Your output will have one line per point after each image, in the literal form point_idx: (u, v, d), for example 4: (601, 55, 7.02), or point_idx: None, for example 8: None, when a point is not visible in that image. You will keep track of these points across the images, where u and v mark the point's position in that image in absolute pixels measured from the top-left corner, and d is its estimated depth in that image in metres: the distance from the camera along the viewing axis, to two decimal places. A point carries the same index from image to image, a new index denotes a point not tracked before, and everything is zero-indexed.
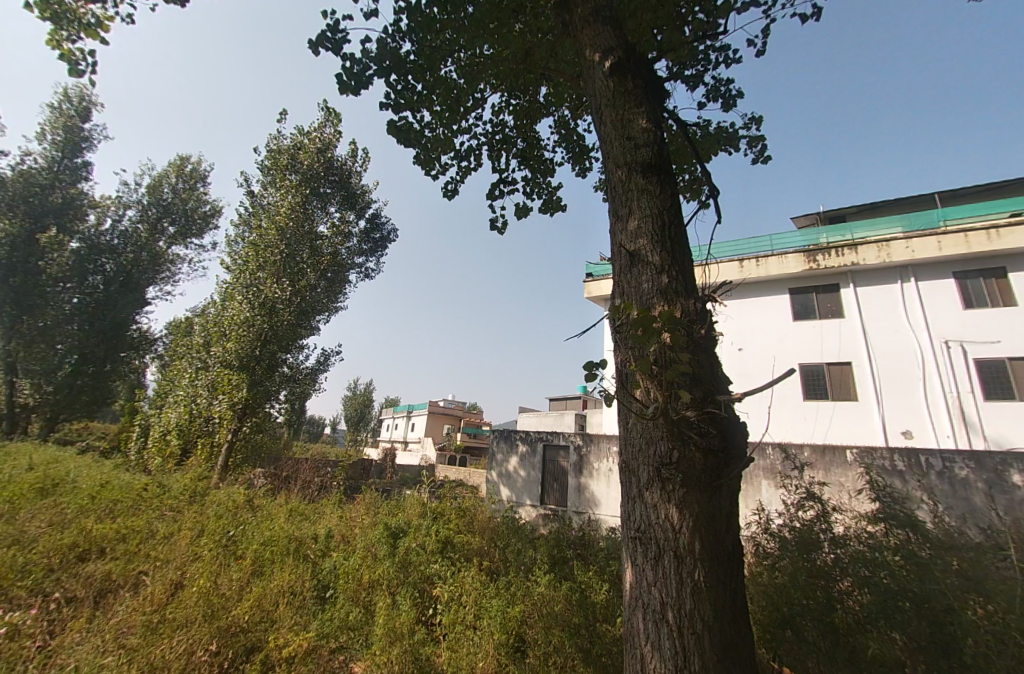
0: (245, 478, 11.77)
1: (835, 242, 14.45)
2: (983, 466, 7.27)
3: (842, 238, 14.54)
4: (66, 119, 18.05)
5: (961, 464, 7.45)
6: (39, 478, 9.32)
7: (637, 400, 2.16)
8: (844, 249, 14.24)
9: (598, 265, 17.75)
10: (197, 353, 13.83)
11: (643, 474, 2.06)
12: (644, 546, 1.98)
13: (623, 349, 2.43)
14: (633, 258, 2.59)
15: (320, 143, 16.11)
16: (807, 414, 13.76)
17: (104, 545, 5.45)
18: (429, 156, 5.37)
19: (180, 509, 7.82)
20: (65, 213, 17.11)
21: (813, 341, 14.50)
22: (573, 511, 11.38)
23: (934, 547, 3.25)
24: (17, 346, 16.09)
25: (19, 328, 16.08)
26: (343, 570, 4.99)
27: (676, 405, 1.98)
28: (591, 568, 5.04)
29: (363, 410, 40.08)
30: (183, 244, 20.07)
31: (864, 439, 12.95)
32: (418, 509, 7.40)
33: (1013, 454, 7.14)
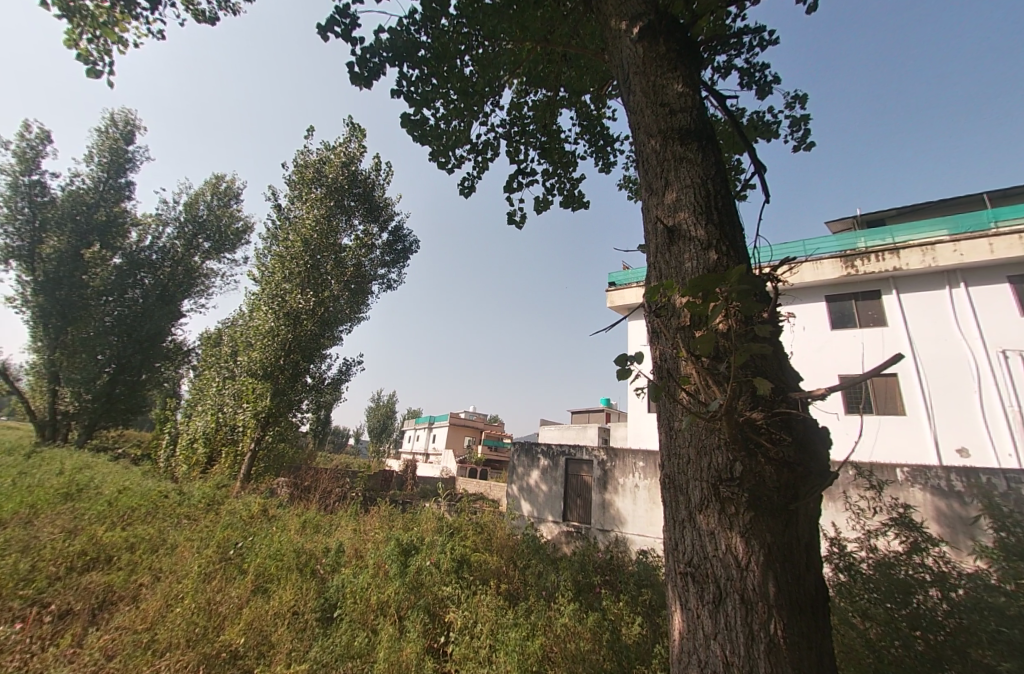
0: (267, 487, 11.67)
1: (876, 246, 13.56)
2: None
3: (882, 242, 13.66)
4: (112, 142, 18.93)
5: None
6: (66, 483, 9.38)
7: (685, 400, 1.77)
8: (886, 253, 13.37)
9: (622, 273, 17.29)
10: (225, 363, 14.06)
11: (695, 493, 1.66)
12: (697, 587, 1.58)
13: (664, 340, 2.06)
14: (673, 233, 2.20)
15: (346, 157, 16.29)
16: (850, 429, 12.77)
17: (114, 553, 5.29)
18: (445, 151, 5.10)
19: (196, 518, 7.66)
20: (108, 230, 17.87)
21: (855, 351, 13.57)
22: (598, 530, 10.80)
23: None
24: (60, 357, 16.69)
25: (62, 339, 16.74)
26: (351, 589, 4.62)
27: (737, 405, 1.58)
28: (621, 599, 4.55)
29: (386, 421, 40.31)
30: (216, 258, 20.63)
31: (916, 457, 11.87)
32: (435, 524, 7.02)
33: None
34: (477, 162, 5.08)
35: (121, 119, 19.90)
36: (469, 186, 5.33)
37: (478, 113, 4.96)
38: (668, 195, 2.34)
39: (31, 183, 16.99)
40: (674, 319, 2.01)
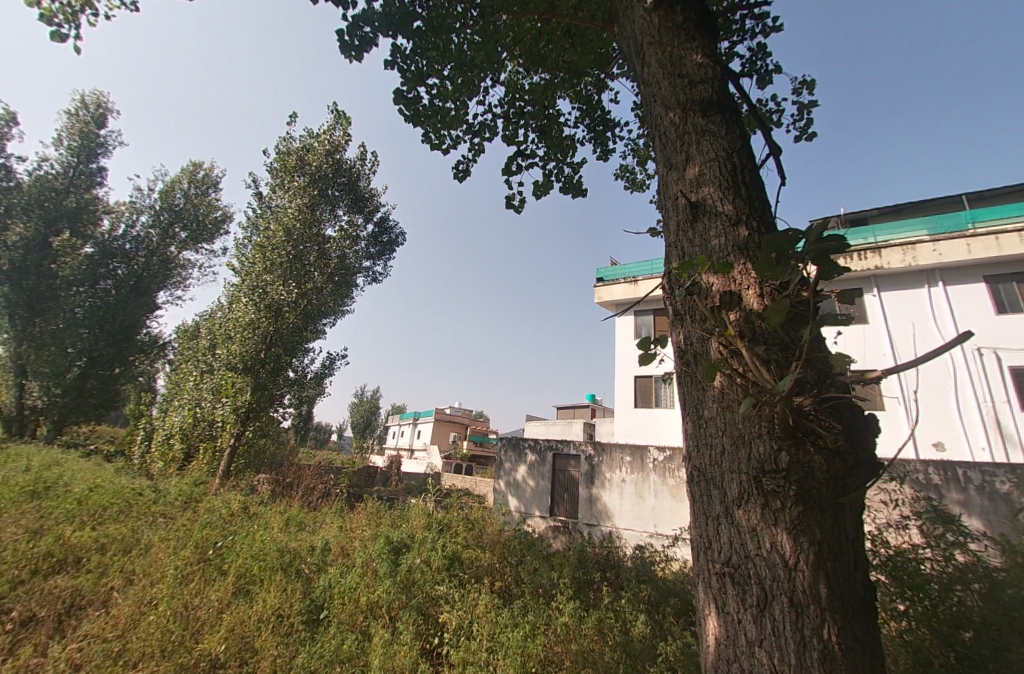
0: (247, 484, 11.31)
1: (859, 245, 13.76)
2: None
3: (865, 241, 13.86)
4: (83, 125, 18.05)
5: (1003, 478, 6.70)
6: (32, 480, 8.91)
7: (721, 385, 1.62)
8: (868, 252, 13.56)
9: (610, 269, 17.26)
10: (203, 357, 13.54)
11: (732, 487, 1.52)
12: (737, 590, 1.45)
13: (691, 321, 1.88)
14: (697, 208, 2.05)
15: (330, 145, 15.80)
16: None
17: (83, 553, 4.98)
18: (440, 133, 4.87)
19: (172, 516, 7.30)
20: (79, 217, 17.04)
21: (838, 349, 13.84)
22: (585, 524, 10.76)
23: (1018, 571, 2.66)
24: (27, 350, 15.88)
25: (29, 331, 15.94)
26: (339, 589, 4.43)
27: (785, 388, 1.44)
28: (617, 595, 4.45)
29: (370, 417, 39.79)
30: (194, 248, 19.89)
31: (894, 451, 12.19)
32: (423, 520, 6.85)
33: None
34: (473, 144, 4.87)
35: (92, 101, 18.96)
36: (464, 170, 5.11)
37: (475, 92, 4.73)
38: (690, 170, 2.20)
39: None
40: (701, 299, 1.85)
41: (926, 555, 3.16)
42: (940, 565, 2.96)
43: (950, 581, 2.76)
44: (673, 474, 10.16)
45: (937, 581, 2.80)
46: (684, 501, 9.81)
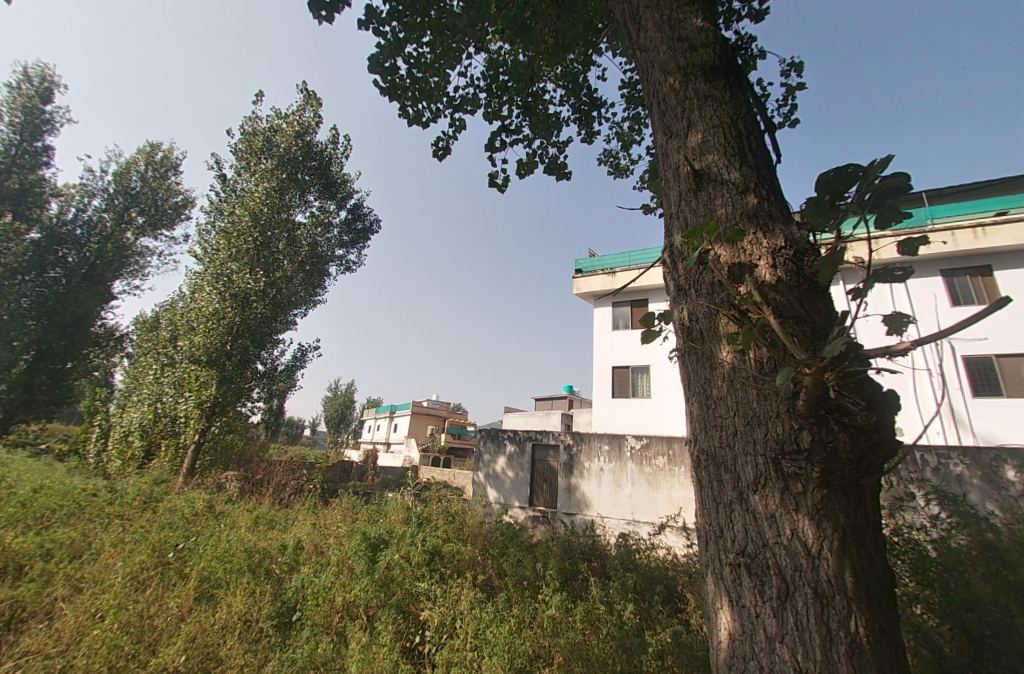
0: (213, 482, 10.78)
1: None
2: (979, 462, 6.77)
3: None
4: (25, 100, 16.66)
5: (956, 459, 6.98)
6: None
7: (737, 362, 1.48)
8: None
9: (587, 260, 17.27)
10: (163, 349, 12.80)
11: (748, 471, 1.39)
12: (755, 582, 1.32)
13: (697, 294, 1.73)
14: (701, 177, 1.92)
15: (299, 126, 15.05)
16: None
17: (26, 560, 4.57)
18: (418, 108, 4.61)
19: (130, 517, 6.83)
20: (23, 200, 15.82)
21: None
22: (564, 514, 10.77)
23: (992, 548, 2.69)
24: None
25: None
26: (312, 589, 4.21)
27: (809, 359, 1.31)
28: (603, 584, 4.39)
29: (344, 410, 39.00)
30: (152, 235, 18.76)
31: None
32: (402, 514, 6.63)
33: (1010, 449, 6.62)
34: (454, 120, 4.62)
35: (36, 75, 17.55)
36: (443, 148, 4.85)
37: (455, 64, 4.48)
38: (691, 137, 2.06)
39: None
40: (706, 273, 1.71)
41: (912, 536, 3.15)
42: (932, 548, 2.92)
43: (953, 563, 2.64)
44: (650, 462, 10.28)
45: (943, 563, 2.68)
46: (661, 488, 9.95)
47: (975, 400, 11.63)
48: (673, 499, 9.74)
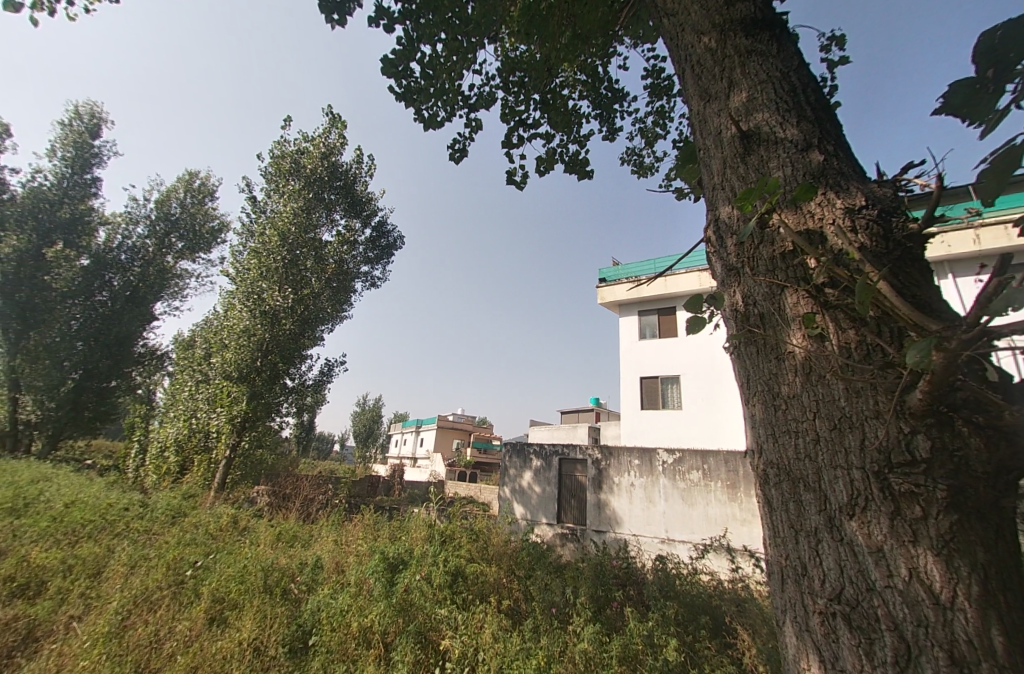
0: (243, 497, 10.82)
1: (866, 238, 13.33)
2: None
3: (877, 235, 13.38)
4: (76, 136, 17.74)
5: None
6: (11, 497, 8.47)
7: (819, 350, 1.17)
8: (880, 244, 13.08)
9: (611, 268, 16.90)
10: (198, 366, 13.12)
11: (841, 490, 1.07)
12: (857, 638, 0.98)
13: (755, 272, 1.43)
14: (749, 141, 1.64)
15: (325, 148, 15.43)
16: None
17: (49, 575, 4.54)
18: (433, 111, 4.48)
19: (157, 533, 6.80)
20: (73, 229, 16.75)
21: None
22: (593, 532, 10.28)
23: None
24: (22, 363, 15.43)
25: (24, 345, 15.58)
26: (328, 612, 3.99)
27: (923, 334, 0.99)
28: (641, 614, 3.97)
29: (372, 425, 39.33)
30: (191, 258, 19.50)
31: None
32: (424, 531, 6.39)
33: None
34: (470, 121, 4.46)
35: (86, 112, 18.72)
36: (460, 150, 4.70)
37: (470, 63, 4.34)
38: (734, 97, 1.78)
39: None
40: (766, 246, 1.42)
41: None
42: None
43: None
44: (684, 477, 9.73)
45: None
46: (696, 505, 9.39)
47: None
48: (712, 517, 9.15)
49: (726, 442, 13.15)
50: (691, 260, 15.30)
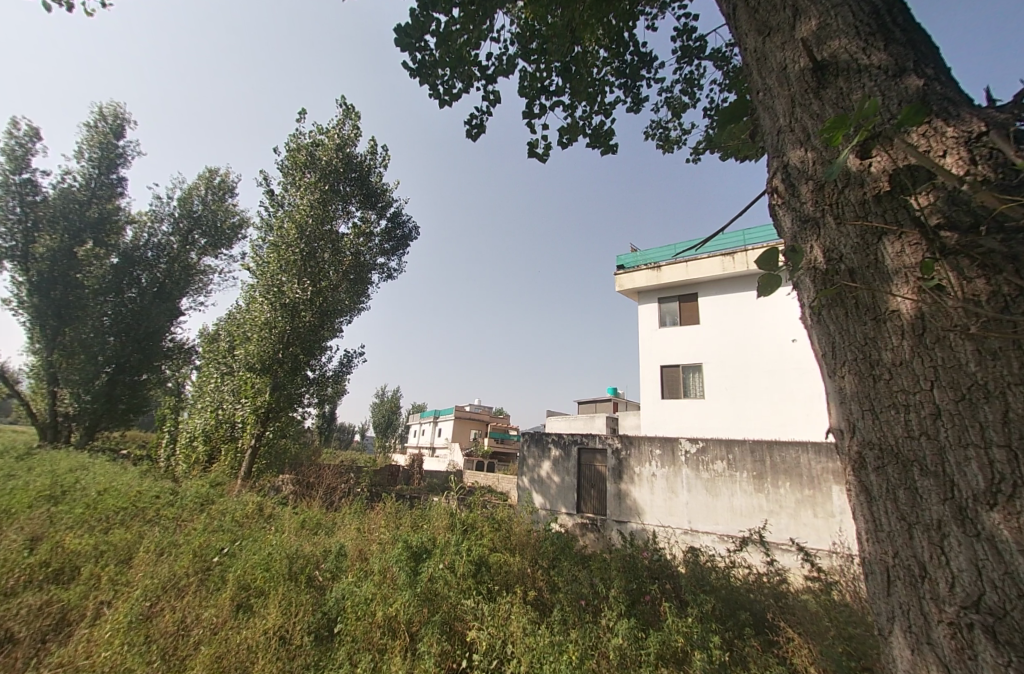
0: (269, 485, 11.01)
1: None
2: None
3: None
4: (102, 137, 18.08)
5: None
6: (49, 485, 8.76)
7: (940, 307, 0.99)
8: None
9: (630, 255, 16.51)
10: (223, 358, 13.33)
11: (974, 471, 0.89)
12: (1006, 655, 0.81)
13: (839, 222, 1.24)
14: (824, 75, 1.43)
15: (339, 139, 15.34)
16: None
17: (82, 561, 4.60)
18: (449, 86, 4.27)
19: (187, 521, 6.89)
20: (101, 228, 17.14)
21: None
22: (615, 522, 10.12)
23: None
24: (59, 358, 16.00)
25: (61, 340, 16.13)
26: (352, 601, 3.93)
27: None
28: (680, 610, 3.79)
29: (391, 416, 39.81)
30: (213, 255, 19.79)
31: None
32: (445, 521, 6.35)
33: None
34: (488, 94, 4.23)
35: (110, 113, 19.05)
36: (478, 126, 4.49)
37: (485, 31, 4.10)
38: (802, 27, 1.55)
39: (22, 182, 16.22)
40: (853, 189, 1.22)
41: None
42: None
43: None
44: (707, 467, 9.45)
45: None
46: (721, 496, 9.13)
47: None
48: (736, 508, 8.90)
49: (752, 431, 12.77)
50: (714, 245, 14.78)
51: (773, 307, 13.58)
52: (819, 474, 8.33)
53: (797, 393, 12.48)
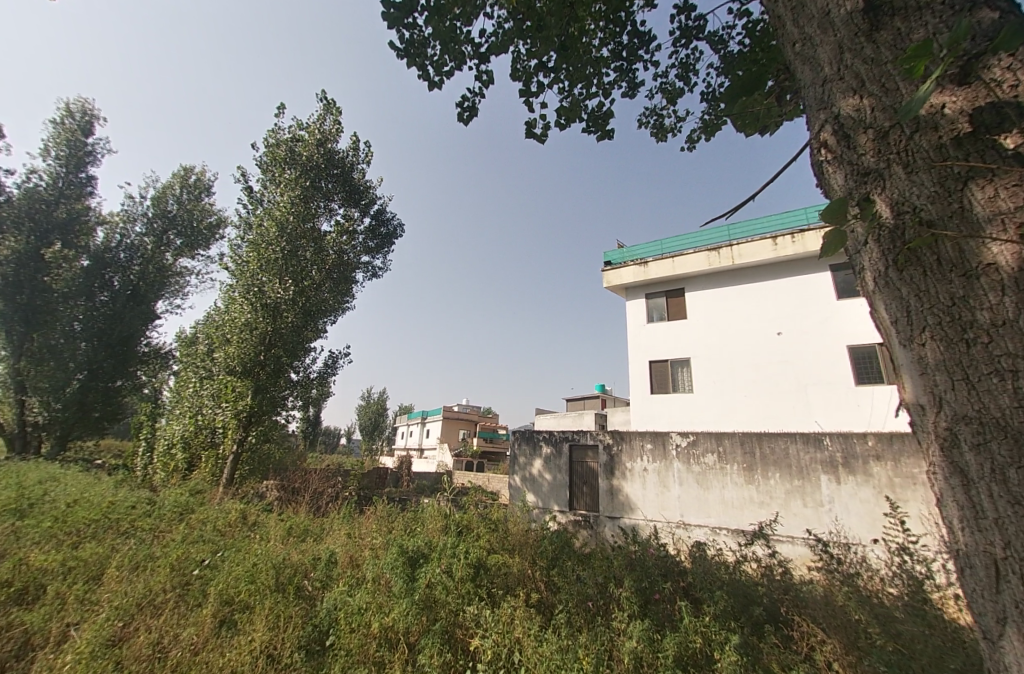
0: (253, 491, 10.63)
1: None
2: None
3: None
4: (69, 134, 17.26)
5: None
6: (14, 498, 8.24)
7: None
8: None
9: (616, 251, 16.43)
10: (201, 362, 12.83)
11: None
12: None
13: (913, 169, 1.10)
14: (880, 15, 1.29)
15: (320, 135, 14.91)
16: (858, 400, 11.50)
17: (49, 578, 4.28)
18: (439, 66, 4.06)
19: (166, 532, 6.52)
20: (70, 229, 16.36)
21: (862, 321, 11.97)
22: (608, 518, 10.03)
23: None
24: (26, 365, 15.24)
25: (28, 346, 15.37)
26: (346, 611, 3.71)
27: None
28: (694, 609, 3.67)
29: (378, 418, 39.29)
30: (190, 256, 19.10)
31: None
32: (439, 522, 6.14)
33: None
34: (481, 74, 4.04)
35: (77, 109, 18.21)
36: (470, 108, 4.29)
37: (477, 5, 3.89)
38: None
39: None
40: (925, 133, 1.10)
41: None
42: None
43: None
44: (698, 461, 9.40)
45: None
46: (712, 488, 9.09)
47: (858, 388, 11.54)
48: (728, 501, 8.87)
49: (740, 424, 12.85)
50: (701, 239, 14.79)
51: (758, 299, 13.68)
52: (809, 464, 8.34)
53: (782, 385, 12.58)
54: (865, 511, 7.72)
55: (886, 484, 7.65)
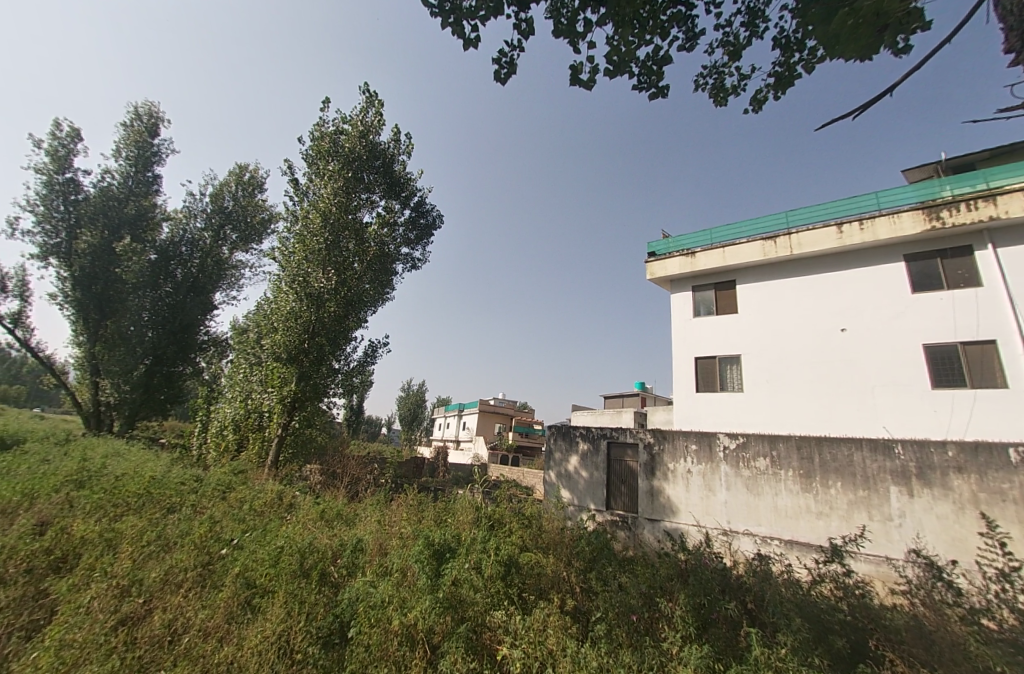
0: (298, 474, 10.83)
1: (962, 194, 10.58)
2: None
3: (973, 189, 10.61)
4: (138, 136, 18.24)
5: None
6: (77, 470, 8.73)
7: None
8: (981, 200, 10.26)
9: (661, 241, 15.55)
10: (250, 348, 13.26)
11: None
12: None
13: None
14: None
15: (363, 127, 14.90)
16: (933, 404, 10.27)
17: (86, 548, 4.32)
18: (474, 17, 3.71)
19: (209, 510, 6.62)
20: (139, 224, 17.32)
21: (940, 317, 10.67)
22: (647, 520, 9.47)
23: None
24: (100, 348, 16.38)
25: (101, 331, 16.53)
26: (366, 603, 3.47)
27: None
28: (763, 637, 3.17)
29: (417, 410, 39.87)
30: (244, 249, 19.85)
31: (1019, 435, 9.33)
32: (470, 515, 5.85)
33: None
34: (520, 23, 3.65)
35: (145, 112, 19.23)
36: (508, 65, 3.90)
37: None
38: None
39: (65, 182, 16.50)
40: None
41: None
42: None
43: None
44: (749, 465, 8.64)
45: None
46: (763, 495, 8.33)
47: (935, 392, 10.31)
48: (781, 509, 8.11)
49: (795, 427, 11.85)
50: (754, 228, 13.72)
51: (818, 293, 12.51)
52: (877, 473, 7.43)
53: (843, 385, 11.44)
54: (946, 528, 6.81)
55: (970, 500, 6.71)
